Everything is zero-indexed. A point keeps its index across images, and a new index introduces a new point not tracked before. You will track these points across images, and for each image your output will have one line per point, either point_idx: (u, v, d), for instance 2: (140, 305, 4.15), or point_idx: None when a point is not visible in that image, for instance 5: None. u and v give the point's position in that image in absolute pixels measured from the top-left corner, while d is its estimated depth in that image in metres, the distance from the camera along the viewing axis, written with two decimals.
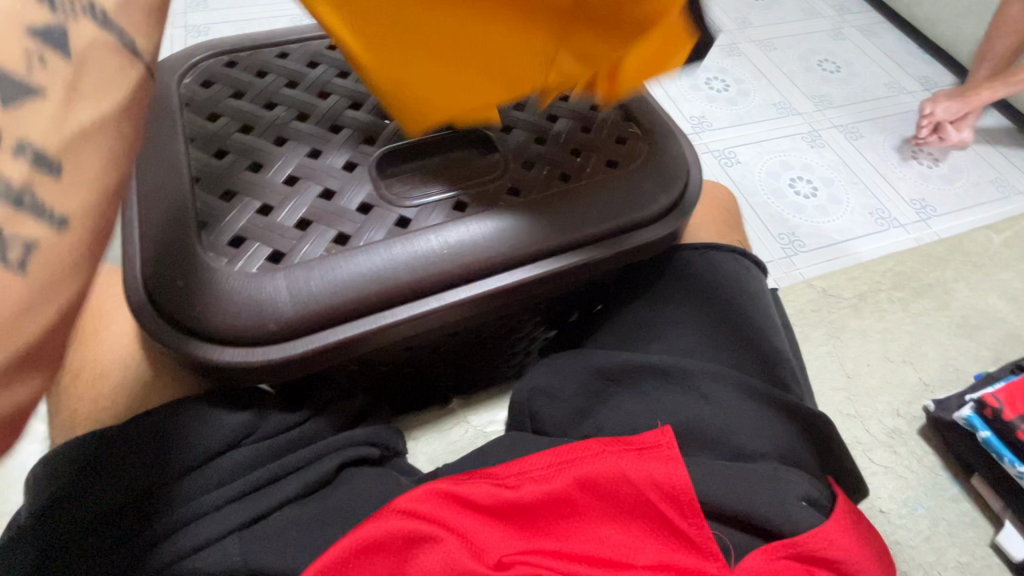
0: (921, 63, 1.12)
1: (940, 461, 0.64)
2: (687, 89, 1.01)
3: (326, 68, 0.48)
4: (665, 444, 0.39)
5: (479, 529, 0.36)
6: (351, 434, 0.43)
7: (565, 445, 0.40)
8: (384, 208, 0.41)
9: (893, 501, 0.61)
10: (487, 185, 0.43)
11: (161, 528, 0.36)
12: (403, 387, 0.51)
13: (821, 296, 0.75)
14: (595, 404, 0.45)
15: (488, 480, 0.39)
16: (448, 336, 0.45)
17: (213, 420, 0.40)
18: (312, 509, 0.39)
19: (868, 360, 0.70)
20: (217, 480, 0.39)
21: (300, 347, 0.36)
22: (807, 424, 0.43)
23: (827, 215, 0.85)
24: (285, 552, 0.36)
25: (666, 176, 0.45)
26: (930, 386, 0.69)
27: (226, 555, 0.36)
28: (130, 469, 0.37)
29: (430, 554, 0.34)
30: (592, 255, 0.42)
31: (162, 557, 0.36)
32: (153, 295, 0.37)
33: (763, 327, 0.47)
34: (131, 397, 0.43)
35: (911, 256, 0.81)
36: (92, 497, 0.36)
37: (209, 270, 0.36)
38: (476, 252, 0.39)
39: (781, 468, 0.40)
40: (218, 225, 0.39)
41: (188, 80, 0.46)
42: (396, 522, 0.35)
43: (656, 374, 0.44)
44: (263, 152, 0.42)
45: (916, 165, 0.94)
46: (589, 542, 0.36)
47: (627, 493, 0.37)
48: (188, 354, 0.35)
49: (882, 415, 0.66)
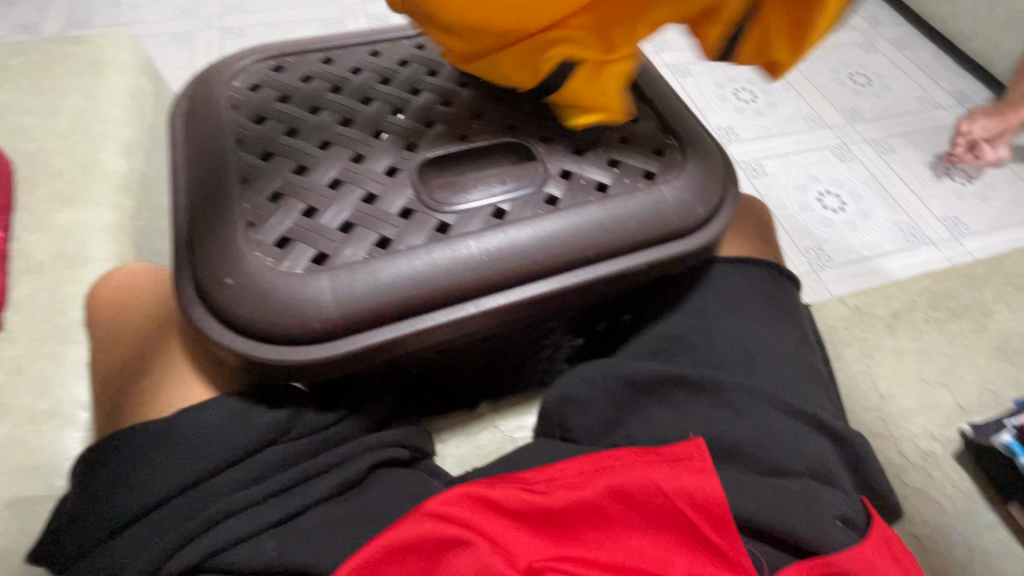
0: (956, 77, 1.10)
1: (976, 487, 0.62)
2: (713, 100, 1.01)
3: (369, 74, 0.49)
4: (698, 456, 0.39)
5: (511, 534, 0.36)
6: (382, 436, 0.43)
7: (595, 454, 0.40)
8: (424, 213, 0.41)
9: (926, 525, 0.60)
10: (525, 193, 0.43)
11: (199, 522, 0.37)
12: (432, 390, 0.52)
13: (853, 313, 0.74)
14: (626, 414, 0.45)
15: (518, 485, 0.39)
16: (480, 341, 0.46)
17: (251, 418, 0.41)
18: (345, 508, 0.39)
19: (901, 381, 0.69)
20: (255, 476, 0.40)
21: (342, 347, 0.37)
22: (840, 444, 0.43)
23: (856, 230, 0.85)
24: (318, 551, 0.36)
25: (704, 188, 0.45)
26: (967, 410, 0.67)
27: (261, 551, 0.36)
28: (172, 465, 0.38)
29: (462, 558, 0.34)
30: (629, 266, 0.42)
31: (197, 551, 0.36)
32: (203, 292, 0.38)
33: (793, 344, 0.47)
34: (165, 392, 0.43)
35: (947, 275, 0.79)
36: (135, 490, 0.37)
37: (256, 269, 0.37)
38: (515, 259, 0.40)
39: (815, 486, 0.40)
40: (264, 225, 0.39)
41: (236, 83, 0.47)
42: (428, 525, 0.36)
43: (687, 387, 0.44)
44: (307, 155, 0.43)
45: (950, 182, 0.92)
46: (618, 551, 0.36)
47: (659, 505, 0.37)
48: (235, 350, 0.37)
49: (916, 436, 0.65)
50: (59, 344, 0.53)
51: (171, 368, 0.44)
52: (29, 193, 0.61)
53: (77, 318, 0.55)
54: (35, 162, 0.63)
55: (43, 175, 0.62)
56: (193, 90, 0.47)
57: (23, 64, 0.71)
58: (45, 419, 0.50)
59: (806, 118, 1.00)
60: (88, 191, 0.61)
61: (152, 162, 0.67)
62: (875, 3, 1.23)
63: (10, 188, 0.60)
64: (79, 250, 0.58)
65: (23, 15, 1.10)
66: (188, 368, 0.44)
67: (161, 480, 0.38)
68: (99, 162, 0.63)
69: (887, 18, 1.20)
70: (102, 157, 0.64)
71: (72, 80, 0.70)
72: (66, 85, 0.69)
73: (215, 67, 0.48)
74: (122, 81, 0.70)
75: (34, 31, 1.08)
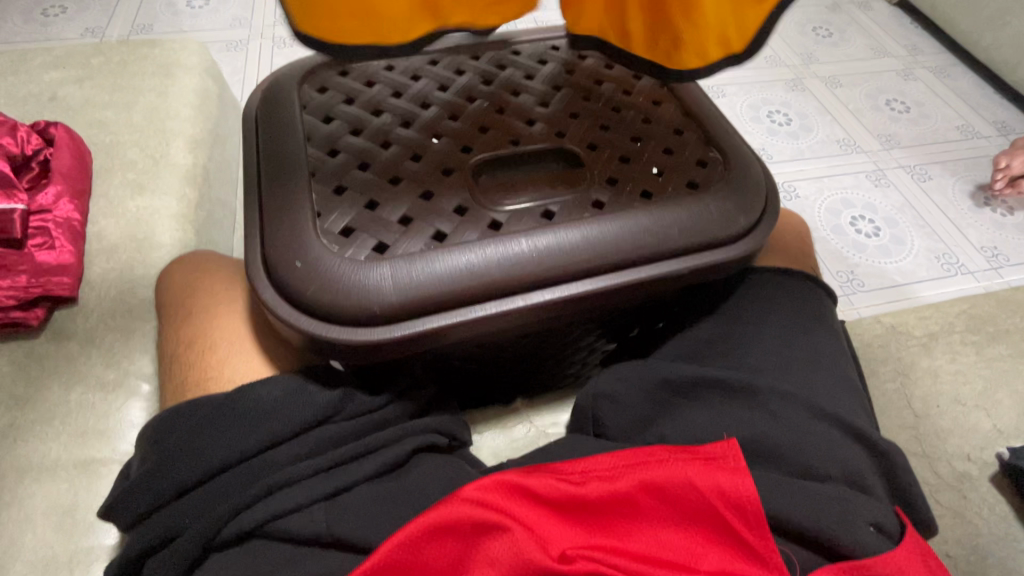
0: (997, 107, 1.09)
1: (1014, 512, 0.61)
2: (747, 121, 1.03)
3: (428, 81, 0.53)
4: (732, 456, 0.40)
5: (545, 523, 0.38)
6: (429, 421, 0.45)
7: (631, 450, 0.42)
8: (478, 210, 0.44)
9: (962, 546, 0.59)
10: (574, 196, 0.45)
11: (257, 490, 0.39)
12: (470, 383, 0.53)
13: (889, 332, 0.74)
14: (661, 414, 0.46)
15: (552, 475, 0.40)
16: (522, 337, 0.47)
17: (307, 397, 0.43)
18: (389, 488, 0.41)
19: (937, 402, 0.68)
20: (307, 451, 0.41)
21: (397, 331, 0.39)
22: (877, 455, 0.43)
23: (891, 256, 0.85)
24: (364, 524, 0.38)
25: (748, 199, 0.46)
26: (1005, 434, 0.66)
27: (312, 521, 0.38)
28: (233, 435, 0.41)
29: (499, 543, 0.36)
30: (671, 269, 0.44)
31: (254, 517, 0.38)
32: (272, 274, 0.41)
33: (830, 354, 0.48)
34: (226, 366, 0.46)
35: (985, 301, 0.79)
36: (198, 457, 0.40)
37: (322, 255, 0.40)
38: (564, 257, 0.42)
39: (849, 492, 0.40)
40: (332, 216, 0.43)
41: (306, 87, 0.51)
42: (466, 509, 0.37)
43: (723, 391, 0.45)
44: (372, 155, 0.47)
45: (989, 213, 0.91)
46: (650, 544, 0.38)
47: (692, 501, 0.39)
48: (299, 328, 0.39)
49: (951, 457, 0.64)
50: (128, 319, 0.57)
51: (232, 346, 0.47)
52: (106, 180, 0.66)
53: (144, 296, 0.59)
54: (112, 152, 0.68)
55: (117, 165, 0.67)
56: (265, 91, 0.50)
57: (103, 63, 0.77)
58: (111, 388, 0.53)
59: (841, 142, 1.00)
60: (158, 181, 0.66)
61: (214, 158, 0.71)
62: (914, 31, 1.24)
63: (89, 175, 0.65)
64: (148, 234, 0.62)
65: (91, 20, 1.18)
66: (252, 348, 0.47)
67: (223, 450, 0.40)
68: (168, 155, 0.68)
69: (927, 47, 1.20)
70: (171, 150, 0.68)
71: (145, 79, 0.75)
72: (140, 83, 0.74)
73: (287, 71, 0.52)
74: (190, 82, 0.75)
75: (101, 35, 1.15)
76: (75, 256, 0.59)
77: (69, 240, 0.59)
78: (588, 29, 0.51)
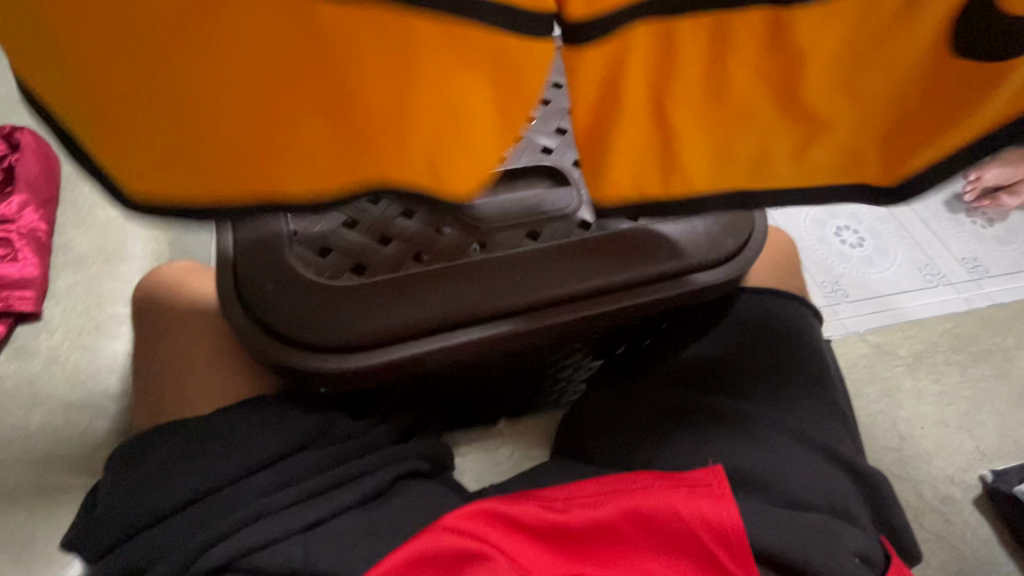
0: None
1: (995, 535, 0.61)
2: None
3: None
4: (716, 483, 0.39)
5: (525, 551, 0.36)
6: (407, 448, 0.44)
7: (615, 477, 0.41)
8: (461, 231, 0.42)
9: (944, 571, 0.59)
10: (560, 216, 0.44)
11: (227, 523, 0.37)
12: (453, 404, 0.52)
13: (874, 351, 0.74)
14: (647, 438, 0.45)
15: (535, 502, 0.40)
16: (506, 360, 0.47)
17: (286, 423, 0.42)
18: (366, 519, 0.39)
19: (922, 423, 0.68)
20: (283, 480, 0.40)
21: (376, 358, 0.38)
22: (863, 482, 0.43)
23: (875, 267, 0.84)
24: (340, 553, 0.37)
25: (737, 221, 0.45)
26: (987, 456, 0.67)
27: (288, 555, 0.36)
28: (206, 464, 0.39)
29: (479, 573, 0.35)
30: (657, 294, 0.43)
31: (219, 554, 0.36)
32: (243, 295, 0.39)
33: (819, 376, 0.48)
34: (201, 392, 0.45)
35: (968, 319, 0.80)
36: (167, 487, 0.38)
37: (299, 278, 0.39)
38: (548, 281, 0.41)
39: (835, 523, 0.39)
40: (308, 234, 0.41)
41: None
42: (446, 539, 0.36)
43: (710, 416, 0.44)
44: None
45: (969, 225, 0.91)
46: (634, 573, 0.36)
47: (676, 530, 0.38)
48: (274, 356, 0.38)
49: (936, 479, 0.65)
50: (95, 337, 0.55)
51: (206, 369, 0.46)
52: (74, 188, 0.63)
53: (113, 313, 0.56)
54: None
55: None
56: None
57: None
58: (77, 409, 0.51)
59: None
60: None
61: None
62: None
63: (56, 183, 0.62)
64: (117, 247, 0.60)
65: None
66: (225, 371, 0.45)
67: (194, 479, 0.38)
68: None
69: None
70: None
71: None
72: None
73: None
74: None
75: None
76: (39, 269, 0.57)
77: (34, 252, 0.57)
78: (619, 186, 0.32)
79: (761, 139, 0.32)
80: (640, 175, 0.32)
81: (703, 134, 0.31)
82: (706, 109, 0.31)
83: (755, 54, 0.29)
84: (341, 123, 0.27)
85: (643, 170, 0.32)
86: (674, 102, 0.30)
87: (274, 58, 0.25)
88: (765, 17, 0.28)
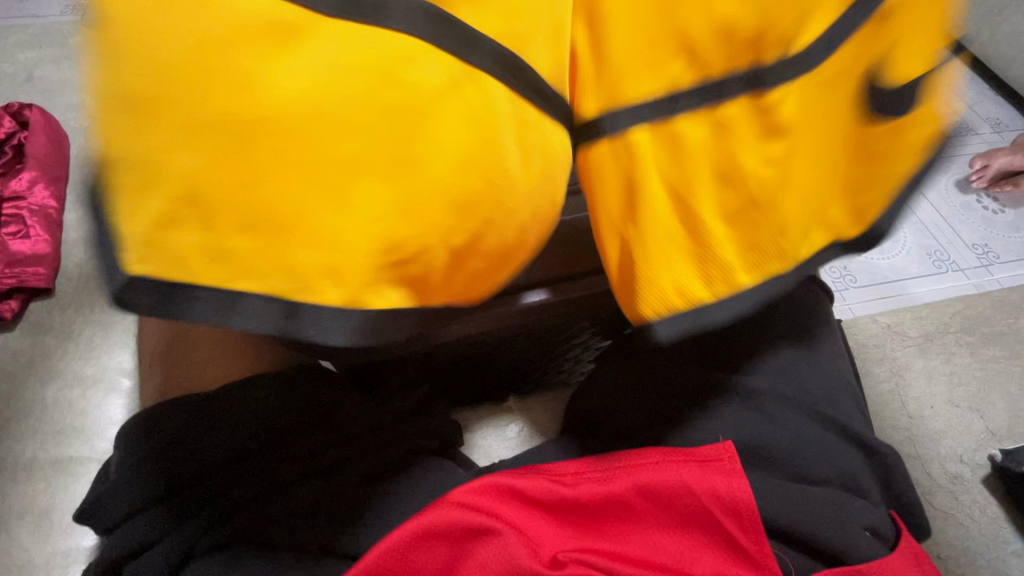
0: (991, 103, 1.09)
1: (1004, 514, 0.61)
2: None
3: None
4: (727, 457, 0.39)
5: (534, 525, 0.37)
6: (417, 424, 0.44)
7: (625, 452, 0.41)
8: None
9: (952, 548, 0.59)
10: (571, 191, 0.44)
11: (241, 495, 0.38)
12: (460, 381, 0.52)
13: (884, 332, 0.74)
14: (656, 415, 0.45)
15: (544, 477, 0.40)
16: (514, 337, 0.47)
17: (296, 397, 0.41)
18: (378, 491, 0.40)
19: (931, 403, 0.68)
20: (293, 454, 0.39)
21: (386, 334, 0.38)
22: (872, 457, 0.43)
23: (884, 253, 0.84)
24: (353, 531, 0.38)
25: None
26: (997, 435, 0.67)
27: (296, 533, 0.37)
28: (217, 437, 0.39)
29: (489, 548, 0.35)
30: None
31: (235, 524, 0.36)
32: None
33: (829, 355, 0.48)
34: (207, 367, 0.44)
35: (979, 300, 0.79)
36: (181, 460, 0.38)
37: None
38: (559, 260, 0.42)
39: (845, 495, 0.40)
40: None
41: None
42: (456, 513, 0.36)
43: (720, 393, 0.45)
44: None
45: (981, 211, 0.91)
46: (644, 546, 0.37)
47: (686, 504, 0.38)
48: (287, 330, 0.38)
49: (944, 459, 0.65)
50: (107, 313, 0.55)
51: (215, 345, 0.46)
52: None
53: None
54: None
55: None
56: None
57: None
58: (90, 383, 0.51)
59: None
60: None
61: None
62: None
63: (66, 161, 0.63)
64: None
65: None
66: (234, 344, 0.45)
67: (206, 452, 0.39)
68: None
69: None
70: None
71: None
72: None
73: None
74: None
75: None
76: (50, 246, 0.57)
77: (44, 228, 0.57)
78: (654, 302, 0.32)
79: (783, 228, 0.32)
80: (680, 286, 0.32)
81: (732, 229, 0.32)
82: (714, 200, 0.31)
83: (752, 138, 0.30)
84: (402, 204, 0.26)
85: (680, 278, 0.32)
86: (694, 195, 0.31)
87: (367, 135, 0.25)
88: (747, 108, 0.29)
